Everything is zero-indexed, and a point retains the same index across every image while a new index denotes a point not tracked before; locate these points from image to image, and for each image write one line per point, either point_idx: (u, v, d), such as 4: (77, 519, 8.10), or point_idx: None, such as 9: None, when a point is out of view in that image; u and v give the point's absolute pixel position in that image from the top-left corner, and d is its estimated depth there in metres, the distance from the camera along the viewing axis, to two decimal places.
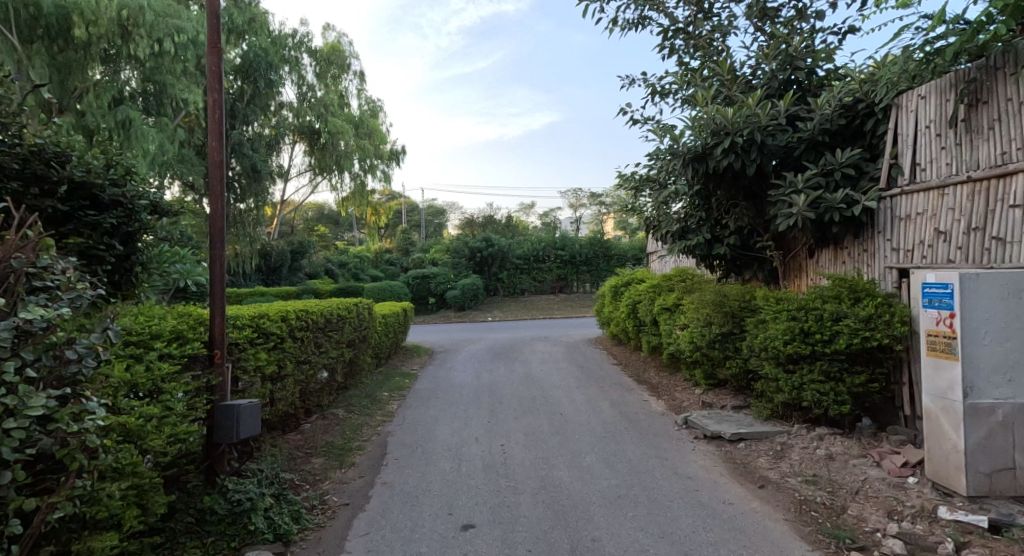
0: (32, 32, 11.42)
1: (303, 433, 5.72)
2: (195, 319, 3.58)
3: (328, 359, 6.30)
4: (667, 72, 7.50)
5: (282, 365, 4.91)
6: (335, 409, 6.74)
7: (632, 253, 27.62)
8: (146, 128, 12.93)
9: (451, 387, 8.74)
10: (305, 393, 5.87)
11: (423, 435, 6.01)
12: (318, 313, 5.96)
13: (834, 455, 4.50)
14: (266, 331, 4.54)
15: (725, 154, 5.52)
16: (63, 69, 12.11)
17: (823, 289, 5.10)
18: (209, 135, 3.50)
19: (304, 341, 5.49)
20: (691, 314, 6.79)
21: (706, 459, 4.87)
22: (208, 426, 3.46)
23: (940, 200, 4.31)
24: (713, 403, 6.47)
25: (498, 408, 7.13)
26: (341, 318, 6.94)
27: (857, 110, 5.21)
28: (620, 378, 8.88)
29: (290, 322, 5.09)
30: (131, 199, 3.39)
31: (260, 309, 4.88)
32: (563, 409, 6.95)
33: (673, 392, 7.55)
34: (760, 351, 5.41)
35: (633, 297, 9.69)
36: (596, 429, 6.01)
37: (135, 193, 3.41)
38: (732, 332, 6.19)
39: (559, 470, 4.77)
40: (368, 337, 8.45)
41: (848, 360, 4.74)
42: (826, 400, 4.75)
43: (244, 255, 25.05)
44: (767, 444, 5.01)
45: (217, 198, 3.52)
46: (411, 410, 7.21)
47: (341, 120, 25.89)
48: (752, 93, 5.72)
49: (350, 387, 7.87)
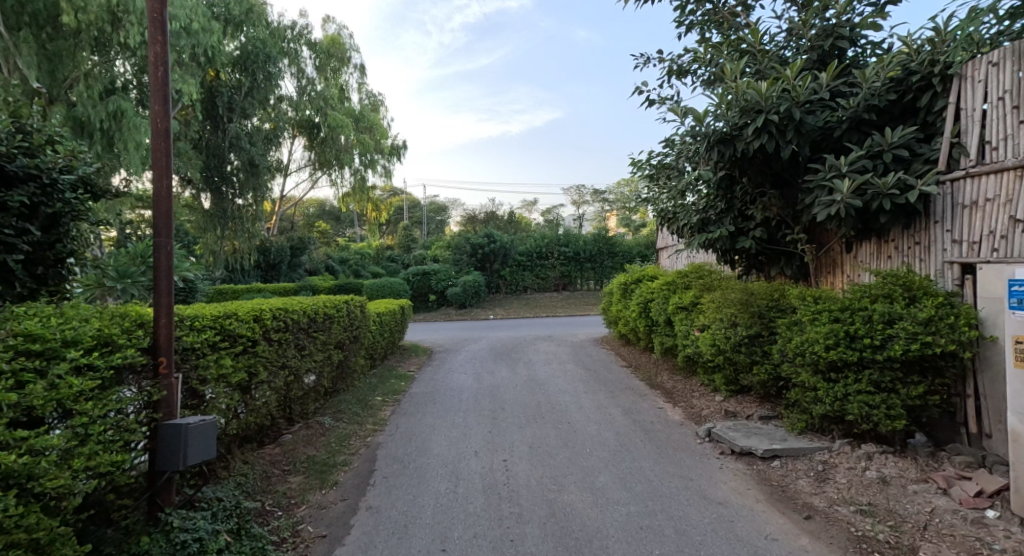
0: (19, 19, 10.93)
1: (284, 445, 5.15)
2: (138, 320, 2.98)
3: (312, 363, 5.71)
4: (687, 51, 6.87)
5: (254, 371, 4.32)
6: (322, 417, 6.17)
7: (637, 250, 27.01)
8: (139, 120, 12.47)
9: (449, 390, 8.16)
10: (285, 401, 5.29)
11: (418, 447, 5.43)
12: (301, 312, 5.39)
13: (889, 479, 3.90)
14: (233, 333, 3.95)
15: (757, 135, 4.92)
16: (54, 59, 11.62)
17: (871, 287, 4.49)
18: (152, 97, 2.96)
19: (283, 344, 4.90)
20: (712, 315, 6.18)
21: (736, 480, 4.28)
22: (150, 450, 2.87)
23: (1017, 183, 3.71)
24: (737, 413, 5.88)
25: (500, 416, 6.54)
26: (329, 318, 6.35)
27: (909, 84, 4.59)
28: (631, 382, 8.30)
29: (264, 323, 4.49)
30: (45, 171, 3.32)
31: (228, 307, 4.28)
32: (570, 418, 6.35)
33: (689, 399, 6.97)
34: (796, 357, 4.83)
35: (645, 295, 9.08)
36: (610, 441, 5.42)
37: (51, 164, 3.35)
38: (760, 335, 5.57)
39: (570, 493, 4.18)
40: (361, 337, 7.87)
41: (902, 368, 4.13)
42: (876, 414, 4.15)
43: (243, 251, 24.63)
44: (806, 463, 4.41)
45: (160, 174, 2.98)
46: (406, 417, 6.64)
47: (342, 114, 25.26)
48: (786, 67, 5.09)
49: (340, 390, 7.31)
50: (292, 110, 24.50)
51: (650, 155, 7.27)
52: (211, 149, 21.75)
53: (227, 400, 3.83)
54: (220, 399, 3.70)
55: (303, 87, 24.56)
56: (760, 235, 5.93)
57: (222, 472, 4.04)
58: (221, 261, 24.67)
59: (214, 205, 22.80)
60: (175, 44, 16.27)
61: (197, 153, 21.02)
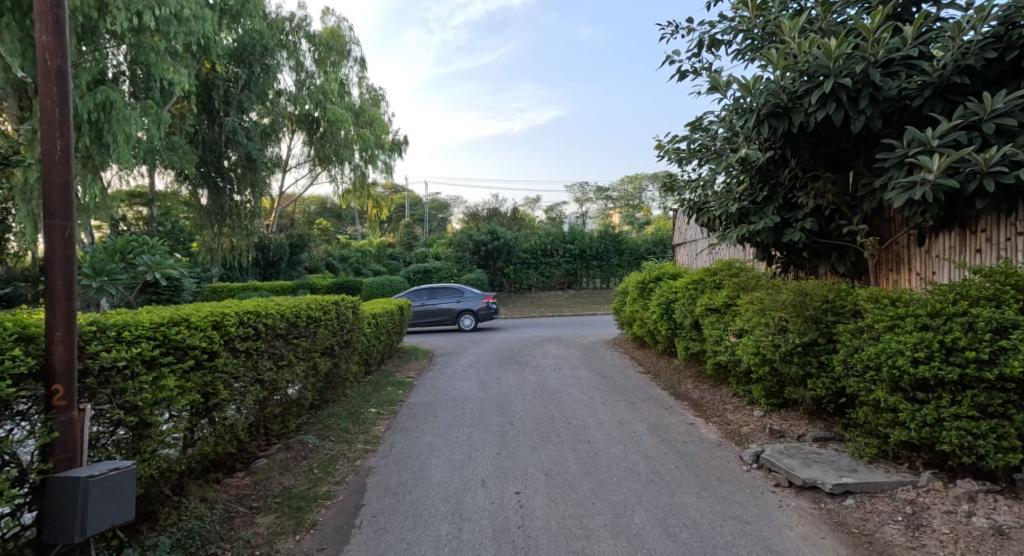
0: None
1: (258, 471, 4.37)
2: (18, 333, 2.21)
3: (293, 376, 4.91)
4: (719, 17, 6.09)
5: (212, 390, 3.52)
6: (306, 435, 5.39)
7: (644, 247, 26.17)
8: None
9: (452, 400, 7.39)
10: (259, 420, 4.52)
11: (415, 474, 4.65)
12: (277, 313, 4.62)
13: (1007, 529, 3.10)
14: (181, 345, 3.15)
15: (821, 104, 4.11)
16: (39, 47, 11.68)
17: (969, 288, 3.68)
18: (37, 24, 2.33)
19: (253, 355, 4.10)
20: (756, 318, 5.37)
21: (805, 526, 3.48)
22: (37, 509, 2.14)
23: None
24: (786, 433, 5.08)
25: (509, 432, 5.75)
26: (313, 322, 5.55)
27: (1011, 40, 3.78)
28: (652, 391, 7.51)
29: (227, 330, 3.67)
30: None
31: (179, 312, 3.48)
32: (590, 435, 5.57)
33: (722, 414, 6.17)
34: (868, 371, 4.04)
35: (667, 294, 8.26)
36: (641, 469, 4.61)
37: None
38: (816, 343, 4.76)
39: (602, 542, 3.39)
40: (354, 342, 7.09)
41: (1015, 390, 3.34)
42: (982, 446, 3.35)
43: (241, 248, 23.94)
44: (888, 503, 3.61)
45: (51, 130, 2.35)
46: (403, 433, 5.86)
47: (342, 108, 24.44)
48: (855, 24, 4.28)
49: (329, 402, 6.55)
50: (292, 105, 23.87)
51: (678, 139, 6.45)
52: (208, 143, 21.00)
53: (169, 428, 3.04)
54: (159, 427, 2.92)
55: (303, 80, 24.07)
56: (812, 227, 5.10)
57: (169, 517, 3.24)
58: (218, 258, 24.02)
59: (212, 201, 22.13)
60: (168, 32, 15.61)
61: (193, 147, 20.34)
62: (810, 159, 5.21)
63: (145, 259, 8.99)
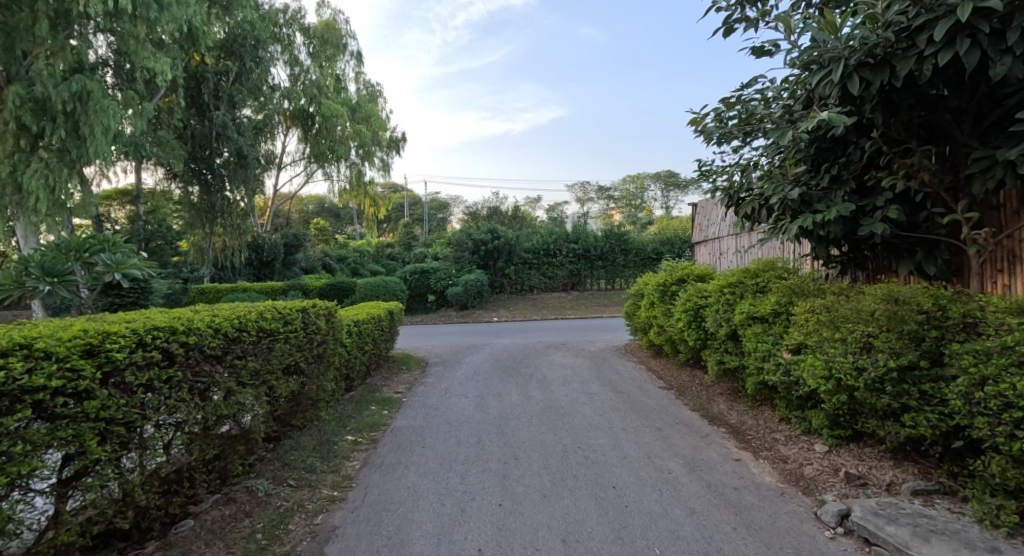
0: None
1: (175, 544, 3.27)
2: None
3: (236, 407, 3.78)
4: None
5: (78, 448, 2.43)
6: (255, 479, 4.26)
7: (651, 247, 25.03)
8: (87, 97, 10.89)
9: (445, 423, 6.28)
10: (184, 470, 3.41)
11: (393, 540, 3.52)
12: (207, 325, 3.49)
13: None
14: (5, 390, 2.16)
15: (945, 45, 3.07)
16: None
17: None
18: None
19: (162, 389, 2.96)
20: (824, 332, 4.24)
21: None
22: None
23: None
24: (869, 481, 3.94)
25: (514, 473, 4.63)
26: (266, 337, 4.40)
27: None
28: (679, 412, 6.41)
29: (109, 358, 2.57)
30: None
31: (29, 338, 2.39)
32: (614, 477, 4.46)
33: (772, 446, 5.03)
34: (1011, 412, 2.96)
35: (695, 298, 7.14)
36: (689, 534, 3.50)
37: None
38: (915, 366, 3.65)
39: None
40: (328, 356, 5.93)
41: None
42: None
43: (233, 247, 22.83)
44: None
45: None
46: (383, 472, 4.73)
47: (337, 103, 23.38)
48: None
49: (292, 431, 5.40)
50: (286, 100, 22.82)
51: (719, 112, 5.35)
52: (198, 138, 19.91)
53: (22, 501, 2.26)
54: None
55: (298, 75, 22.95)
56: (897, 216, 4.01)
57: None
58: (209, 258, 22.86)
59: (202, 199, 21.14)
60: (149, 18, 14.41)
61: (182, 143, 19.31)
62: (901, 128, 4.11)
63: (103, 258, 7.94)
